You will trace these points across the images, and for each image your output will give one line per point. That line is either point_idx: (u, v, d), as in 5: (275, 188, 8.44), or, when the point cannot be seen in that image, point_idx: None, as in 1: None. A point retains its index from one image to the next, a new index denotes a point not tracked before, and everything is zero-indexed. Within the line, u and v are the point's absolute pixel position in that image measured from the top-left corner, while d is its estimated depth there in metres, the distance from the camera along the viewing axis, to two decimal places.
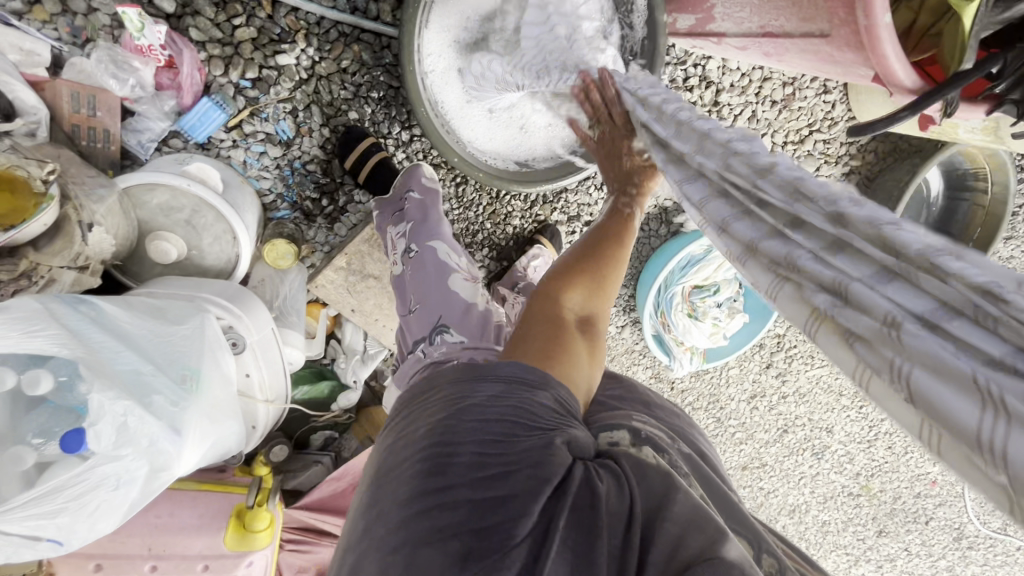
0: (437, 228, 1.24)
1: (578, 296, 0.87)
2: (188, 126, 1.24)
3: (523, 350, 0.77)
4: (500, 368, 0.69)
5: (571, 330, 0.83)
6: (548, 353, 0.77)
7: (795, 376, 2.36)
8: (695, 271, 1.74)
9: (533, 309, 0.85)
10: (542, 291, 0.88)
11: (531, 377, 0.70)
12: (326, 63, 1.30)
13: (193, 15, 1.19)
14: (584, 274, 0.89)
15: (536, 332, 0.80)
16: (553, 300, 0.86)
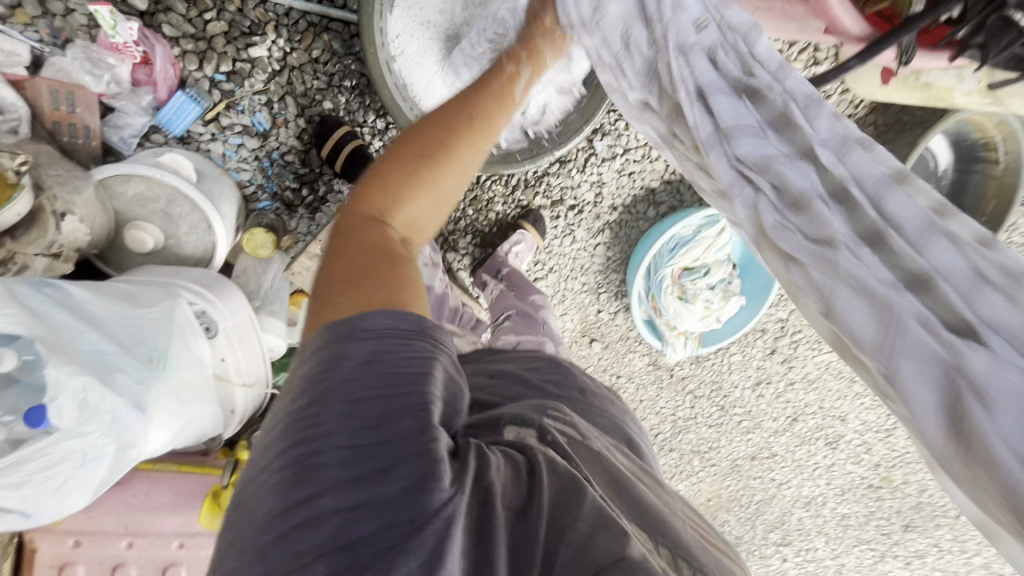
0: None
1: (396, 210, 0.70)
2: (165, 120, 1.28)
3: (331, 301, 0.61)
4: (362, 321, 0.57)
5: (395, 248, 0.67)
6: (366, 286, 0.61)
7: (802, 362, 2.28)
8: (683, 253, 1.70)
9: (338, 245, 0.67)
10: (348, 221, 0.69)
11: (408, 322, 0.59)
12: (297, 54, 1.32)
13: (165, 12, 1.22)
14: (405, 181, 0.70)
15: (347, 267, 0.64)
16: (365, 225, 0.68)
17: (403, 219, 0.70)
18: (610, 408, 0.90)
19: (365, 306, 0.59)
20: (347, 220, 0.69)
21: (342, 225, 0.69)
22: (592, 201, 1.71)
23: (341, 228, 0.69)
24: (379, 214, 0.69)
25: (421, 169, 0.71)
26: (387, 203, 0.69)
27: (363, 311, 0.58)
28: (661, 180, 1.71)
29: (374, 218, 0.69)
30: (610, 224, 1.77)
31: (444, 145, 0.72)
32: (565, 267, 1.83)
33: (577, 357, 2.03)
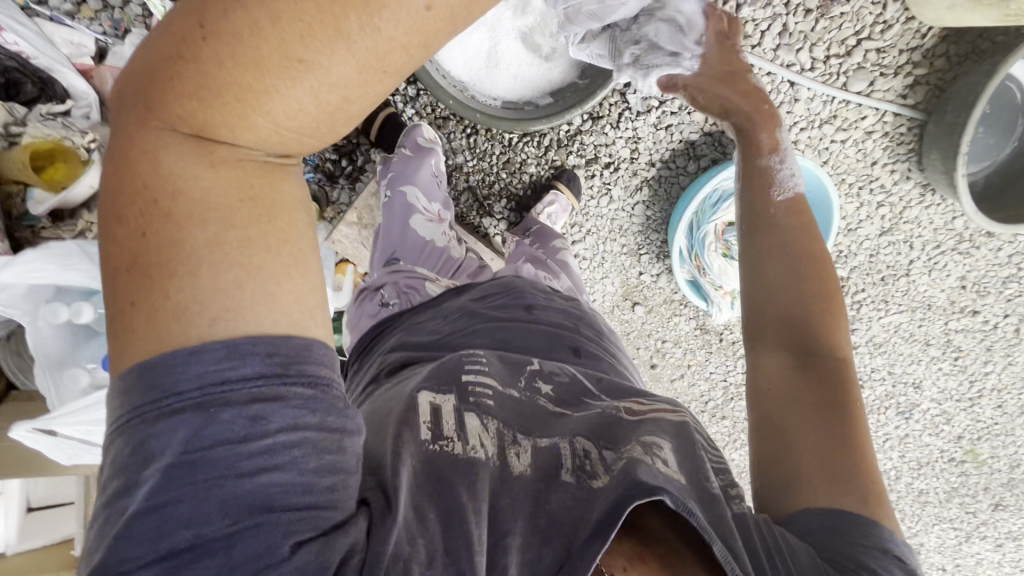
0: (422, 180, 1.33)
1: (234, 121, 0.49)
2: None
3: (122, 311, 0.50)
4: (168, 376, 0.49)
5: (229, 203, 0.51)
6: (172, 285, 0.49)
7: (864, 324, 2.15)
8: (726, 208, 1.63)
9: (135, 178, 0.50)
10: (149, 135, 0.50)
11: (256, 364, 0.51)
12: None
13: None
14: (250, 85, 0.46)
15: (149, 241, 0.49)
16: (176, 152, 0.49)
17: (255, 135, 0.50)
18: (557, 325, 1.02)
19: (182, 366, 0.49)
20: (148, 132, 0.49)
21: (142, 137, 0.50)
22: (628, 158, 1.67)
23: (142, 137, 0.50)
24: (205, 130, 0.49)
25: (281, 58, 0.45)
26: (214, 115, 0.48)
27: (168, 351, 0.49)
28: (701, 132, 1.63)
29: (190, 140, 0.50)
30: (648, 180, 1.71)
31: (322, 15, 0.44)
32: (603, 229, 1.80)
33: (619, 321, 2.01)
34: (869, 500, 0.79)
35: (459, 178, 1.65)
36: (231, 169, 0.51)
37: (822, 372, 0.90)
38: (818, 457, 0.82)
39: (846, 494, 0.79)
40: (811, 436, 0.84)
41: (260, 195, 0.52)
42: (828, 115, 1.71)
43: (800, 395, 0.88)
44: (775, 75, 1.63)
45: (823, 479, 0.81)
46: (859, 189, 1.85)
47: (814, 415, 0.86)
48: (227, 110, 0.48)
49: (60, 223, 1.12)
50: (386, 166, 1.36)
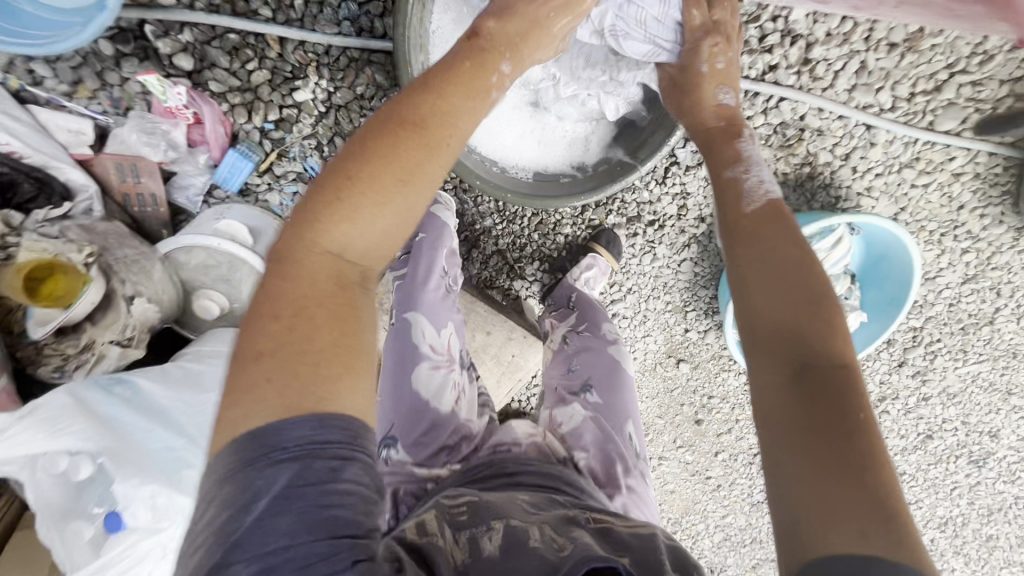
0: (425, 302, 1.09)
1: (366, 246, 0.65)
2: (221, 179, 1.27)
3: (250, 389, 0.57)
4: (274, 436, 0.54)
5: (321, 297, 0.61)
6: (307, 370, 0.58)
7: (939, 375, 1.92)
8: None
9: (284, 288, 0.61)
10: (307, 251, 0.62)
11: (336, 432, 0.56)
12: (341, 93, 1.23)
13: (210, 68, 1.18)
14: (359, 208, 0.63)
15: (294, 337, 0.59)
16: (324, 264, 0.63)
17: (352, 250, 0.64)
18: (531, 466, 0.90)
19: (288, 422, 0.55)
20: (306, 247, 0.62)
21: (297, 252, 0.62)
22: (674, 215, 1.49)
23: (297, 251, 0.62)
24: (320, 248, 0.62)
25: (383, 184, 0.64)
26: (356, 237, 0.64)
27: (276, 416, 0.55)
28: None
29: (335, 254, 0.63)
30: (696, 237, 1.53)
31: (417, 160, 0.66)
32: (645, 287, 1.64)
33: (662, 378, 1.85)
34: (904, 546, 0.52)
35: (488, 242, 1.50)
36: (348, 286, 0.64)
37: (835, 380, 0.61)
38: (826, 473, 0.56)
39: (873, 526, 0.53)
40: (804, 444, 0.59)
41: (342, 293, 0.63)
42: (910, 158, 1.46)
43: (798, 387, 0.62)
44: (849, 119, 1.37)
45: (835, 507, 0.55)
46: (941, 236, 1.61)
47: (821, 413, 0.59)
48: (338, 229, 0.63)
49: (62, 337, 1.02)
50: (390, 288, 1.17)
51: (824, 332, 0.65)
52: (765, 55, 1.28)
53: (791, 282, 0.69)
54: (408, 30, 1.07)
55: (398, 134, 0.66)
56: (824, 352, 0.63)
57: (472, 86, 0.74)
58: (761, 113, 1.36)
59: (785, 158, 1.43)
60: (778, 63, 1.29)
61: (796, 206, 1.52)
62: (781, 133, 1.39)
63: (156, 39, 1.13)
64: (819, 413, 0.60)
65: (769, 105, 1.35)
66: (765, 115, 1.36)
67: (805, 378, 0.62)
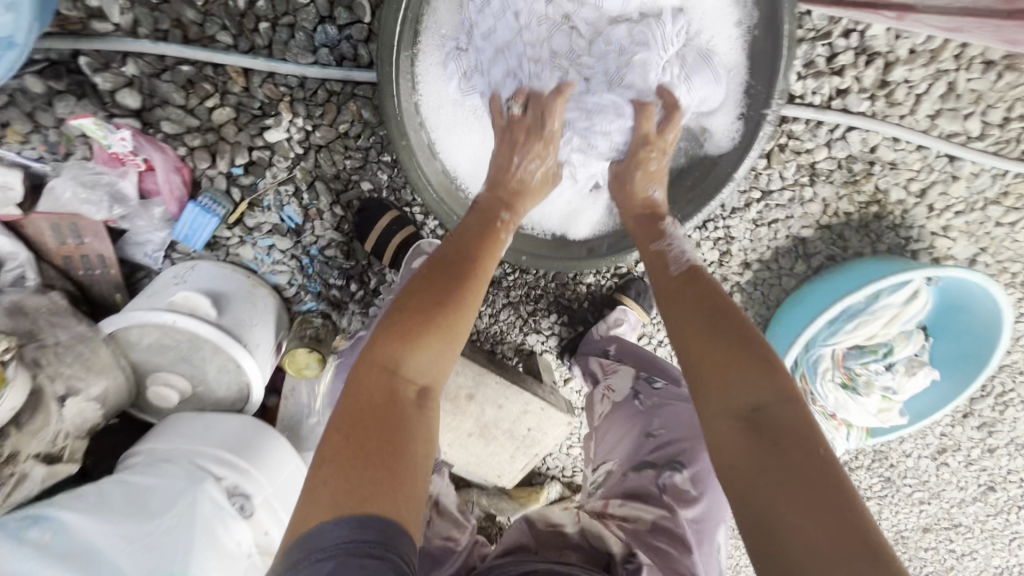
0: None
1: (424, 383, 0.73)
2: (181, 236, 1.05)
3: (318, 499, 0.61)
4: (319, 537, 0.58)
5: (367, 409, 0.68)
6: (367, 489, 0.61)
7: (1009, 426, 1.69)
8: (854, 329, 1.20)
9: (358, 412, 0.68)
10: (384, 379, 0.71)
11: (371, 531, 0.58)
12: (321, 131, 1.03)
13: (162, 106, 0.98)
14: (419, 331, 0.73)
15: (347, 445, 0.65)
16: (390, 394, 0.70)
17: (413, 369, 0.72)
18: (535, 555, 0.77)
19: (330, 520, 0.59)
20: (385, 374, 0.71)
21: (376, 376, 0.71)
22: (715, 261, 1.28)
23: (376, 378, 0.70)
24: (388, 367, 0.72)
25: (440, 308, 0.75)
26: (422, 375, 0.73)
27: (326, 519, 0.59)
28: (814, 226, 1.24)
29: (407, 384, 0.72)
30: (740, 285, 1.32)
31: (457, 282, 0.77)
32: None
33: None
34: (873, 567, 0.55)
35: (497, 295, 1.30)
36: (404, 414, 0.69)
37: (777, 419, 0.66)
38: (795, 538, 0.58)
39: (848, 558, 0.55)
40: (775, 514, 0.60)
41: (389, 407, 0.69)
42: (999, 193, 1.22)
43: (761, 463, 0.63)
44: (928, 150, 1.14)
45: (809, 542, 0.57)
46: None
47: (787, 482, 0.61)
48: (401, 346, 0.72)
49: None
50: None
51: (775, 397, 0.67)
52: (835, 78, 1.05)
53: (746, 355, 0.70)
54: (397, 59, 0.87)
55: (447, 265, 0.79)
56: (767, 397, 0.67)
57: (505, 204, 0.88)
58: (825, 145, 1.13)
59: (850, 196, 1.20)
60: (849, 86, 1.06)
61: (858, 249, 1.27)
62: (847, 168, 1.16)
63: (94, 72, 0.93)
64: (786, 484, 0.61)
65: (834, 137, 1.12)
66: (829, 147, 1.13)
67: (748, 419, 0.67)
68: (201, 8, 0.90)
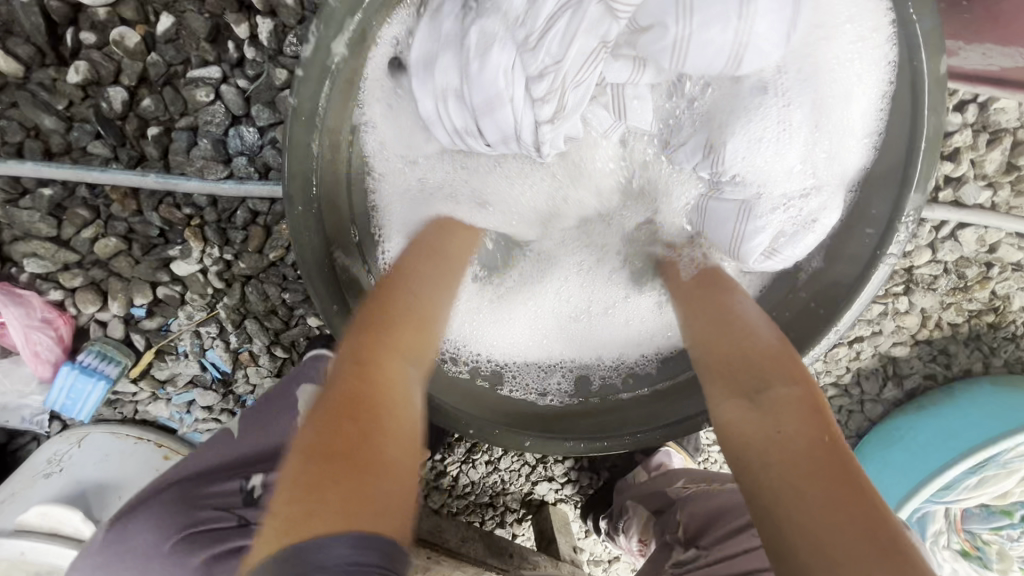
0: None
1: (423, 357, 0.55)
2: (57, 407, 0.76)
3: (310, 502, 0.40)
4: (320, 556, 0.37)
5: (354, 395, 0.47)
6: (375, 493, 0.42)
7: None
8: (969, 485, 0.89)
9: (346, 392, 0.48)
10: (379, 354, 0.51)
11: (379, 551, 0.39)
12: (247, 259, 0.75)
13: (24, 239, 0.71)
14: (406, 316, 0.55)
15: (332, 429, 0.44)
16: (394, 372, 0.51)
17: (406, 360, 0.53)
18: None
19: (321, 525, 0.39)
20: (382, 350, 0.52)
21: (365, 349, 0.51)
22: None
23: (372, 354, 0.51)
24: (376, 342, 0.52)
25: (428, 301, 0.58)
26: (427, 351, 0.56)
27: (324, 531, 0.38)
28: (909, 343, 0.94)
29: (404, 359, 0.53)
30: None
31: (441, 271, 0.61)
32: None
33: None
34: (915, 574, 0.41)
35: None
36: (406, 394, 0.51)
37: (789, 403, 0.51)
38: (805, 538, 0.44)
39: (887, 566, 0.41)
40: (793, 516, 0.45)
41: (380, 395, 0.48)
42: None
43: (775, 447, 0.49)
44: None
45: (866, 549, 0.42)
46: None
47: (826, 478, 0.46)
48: (387, 327, 0.53)
49: None
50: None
51: (779, 377, 0.53)
52: (946, 164, 0.77)
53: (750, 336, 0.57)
54: (320, 183, 0.59)
55: (432, 246, 0.63)
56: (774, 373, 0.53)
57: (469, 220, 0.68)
58: (929, 247, 0.84)
59: (958, 305, 0.91)
60: (964, 174, 0.78)
61: (965, 367, 0.96)
62: (956, 272, 0.87)
63: None
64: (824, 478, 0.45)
65: (940, 237, 0.83)
66: (934, 250, 0.84)
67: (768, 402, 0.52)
68: (64, 113, 0.65)
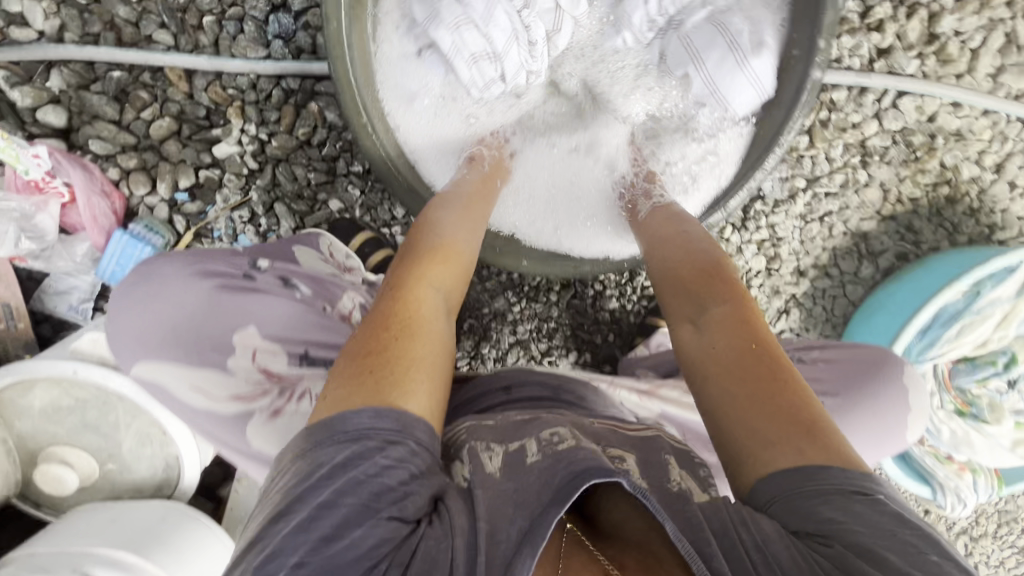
0: (222, 336, 0.58)
1: (450, 293, 0.65)
2: (107, 274, 0.85)
3: (348, 387, 0.53)
4: (343, 425, 0.50)
5: (385, 318, 0.58)
6: (409, 384, 0.54)
7: None
8: (948, 335, 0.95)
9: (383, 312, 0.59)
10: (412, 287, 0.62)
11: (391, 419, 0.51)
12: (279, 139, 0.87)
13: (91, 122, 0.84)
14: (425, 258, 0.66)
15: (367, 344, 0.56)
16: (423, 301, 0.61)
17: (427, 288, 0.63)
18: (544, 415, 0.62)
19: (358, 399, 0.52)
20: (414, 281, 0.62)
21: (401, 282, 0.62)
22: (763, 271, 1.04)
23: (401, 284, 0.62)
24: (402, 280, 0.62)
25: (446, 247, 0.68)
26: (446, 288, 0.65)
27: (355, 405, 0.51)
28: (876, 217, 1.03)
29: (432, 290, 0.63)
30: (799, 298, 1.07)
31: (451, 223, 0.72)
32: None
33: None
34: (827, 439, 0.51)
35: (502, 331, 1.05)
36: (434, 317, 0.60)
37: (723, 318, 0.61)
38: (734, 421, 0.54)
39: (801, 436, 0.51)
40: (737, 423, 0.54)
41: (409, 318, 0.58)
42: None
43: (715, 362, 0.58)
44: (996, 115, 0.97)
45: (779, 425, 0.52)
46: None
47: (757, 383, 0.55)
48: (411, 270, 0.64)
49: None
50: (127, 314, 0.58)
51: (715, 300, 0.63)
52: (874, 36, 0.92)
53: (712, 267, 0.67)
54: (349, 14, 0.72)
55: (447, 206, 0.74)
56: (714, 298, 0.63)
57: (484, 174, 0.80)
58: (875, 117, 0.95)
59: (913, 177, 1.01)
60: (891, 45, 0.92)
61: (932, 244, 1.04)
62: (905, 142, 0.98)
63: (12, 87, 0.81)
64: (761, 383, 0.55)
65: (883, 106, 0.95)
66: (880, 119, 0.96)
67: (712, 319, 0.62)
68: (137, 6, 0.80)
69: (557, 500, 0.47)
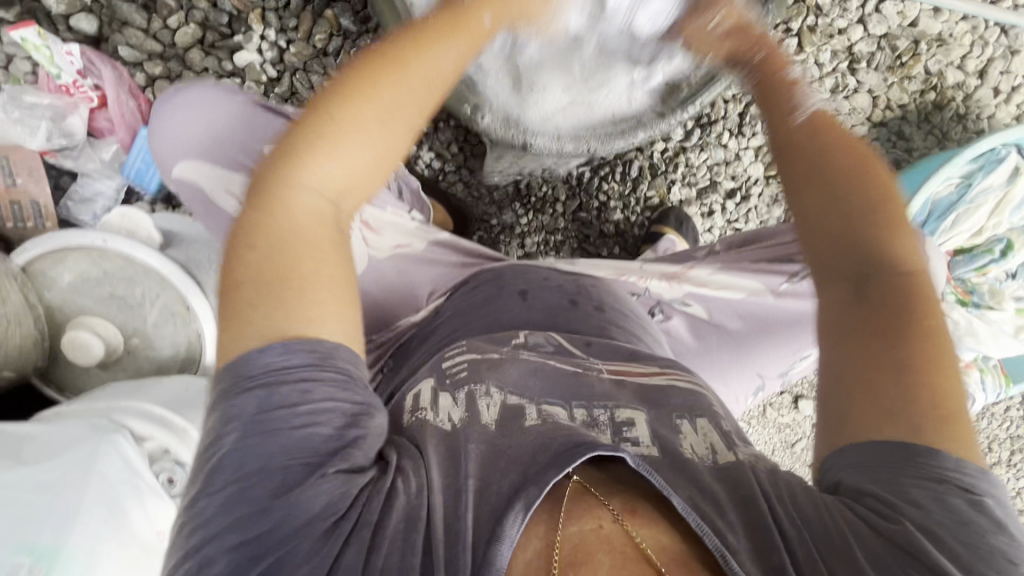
0: (253, 145, 0.63)
1: (343, 181, 0.46)
2: (133, 172, 0.91)
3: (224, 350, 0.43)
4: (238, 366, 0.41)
5: (259, 236, 0.44)
6: (296, 319, 0.43)
7: None
8: (946, 225, 0.98)
9: (246, 242, 0.45)
10: (276, 194, 0.45)
11: (302, 353, 0.42)
12: (297, 47, 0.92)
13: (120, 29, 0.89)
14: (316, 142, 0.45)
15: (245, 263, 0.44)
16: (301, 208, 0.45)
17: (317, 182, 0.45)
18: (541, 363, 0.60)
19: (239, 334, 0.42)
20: (281, 183, 0.45)
21: (262, 187, 0.45)
22: (762, 179, 1.08)
23: (281, 182, 0.45)
24: (280, 175, 0.45)
25: (349, 120, 0.45)
26: (338, 176, 0.46)
27: (239, 342, 0.42)
28: (868, 123, 1.07)
29: (320, 189, 0.45)
30: None
31: (366, 86, 0.46)
32: None
33: (778, 426, 1.27)
34: (945, 431, 0.46)
35: (511, 244, 1.08)
36: (316, 231, 0.45)
37: (883, 266, 0.51)
38: (851, 373, 0.49)
39: (916, 417, 0.46)
40: (855, 381, 0.49)
41: (289, 234, 0.44)
42: None
43: (853, 307, 0.51)
44: (976, 19, 1.03)
45: (901, 400, 0.47)
46: None
47: (889, 346, 0.49)
48: (296, 159, 0.45)
49: None
50: (168, 125, 0.63)
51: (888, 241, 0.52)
52: None
53: (848, 176, 0.53)
54: None
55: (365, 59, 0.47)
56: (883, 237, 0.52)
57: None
58: (860, 22, 1.01)
59: (901, 83, 1.05)
60: None
61: (923, 150, 1.08)
62: (890, 46, 1.03)
63: None
64: (880, 338, 0.49)
65: (867, 11, 1.00)
66: (865, 24, 1.01)
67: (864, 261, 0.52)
68: None
69: (556, 462, 0.44)
